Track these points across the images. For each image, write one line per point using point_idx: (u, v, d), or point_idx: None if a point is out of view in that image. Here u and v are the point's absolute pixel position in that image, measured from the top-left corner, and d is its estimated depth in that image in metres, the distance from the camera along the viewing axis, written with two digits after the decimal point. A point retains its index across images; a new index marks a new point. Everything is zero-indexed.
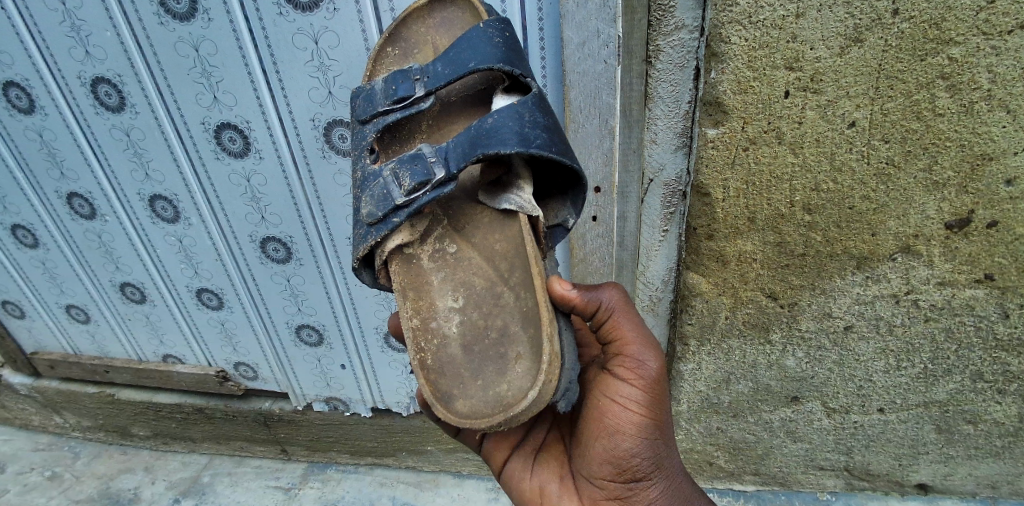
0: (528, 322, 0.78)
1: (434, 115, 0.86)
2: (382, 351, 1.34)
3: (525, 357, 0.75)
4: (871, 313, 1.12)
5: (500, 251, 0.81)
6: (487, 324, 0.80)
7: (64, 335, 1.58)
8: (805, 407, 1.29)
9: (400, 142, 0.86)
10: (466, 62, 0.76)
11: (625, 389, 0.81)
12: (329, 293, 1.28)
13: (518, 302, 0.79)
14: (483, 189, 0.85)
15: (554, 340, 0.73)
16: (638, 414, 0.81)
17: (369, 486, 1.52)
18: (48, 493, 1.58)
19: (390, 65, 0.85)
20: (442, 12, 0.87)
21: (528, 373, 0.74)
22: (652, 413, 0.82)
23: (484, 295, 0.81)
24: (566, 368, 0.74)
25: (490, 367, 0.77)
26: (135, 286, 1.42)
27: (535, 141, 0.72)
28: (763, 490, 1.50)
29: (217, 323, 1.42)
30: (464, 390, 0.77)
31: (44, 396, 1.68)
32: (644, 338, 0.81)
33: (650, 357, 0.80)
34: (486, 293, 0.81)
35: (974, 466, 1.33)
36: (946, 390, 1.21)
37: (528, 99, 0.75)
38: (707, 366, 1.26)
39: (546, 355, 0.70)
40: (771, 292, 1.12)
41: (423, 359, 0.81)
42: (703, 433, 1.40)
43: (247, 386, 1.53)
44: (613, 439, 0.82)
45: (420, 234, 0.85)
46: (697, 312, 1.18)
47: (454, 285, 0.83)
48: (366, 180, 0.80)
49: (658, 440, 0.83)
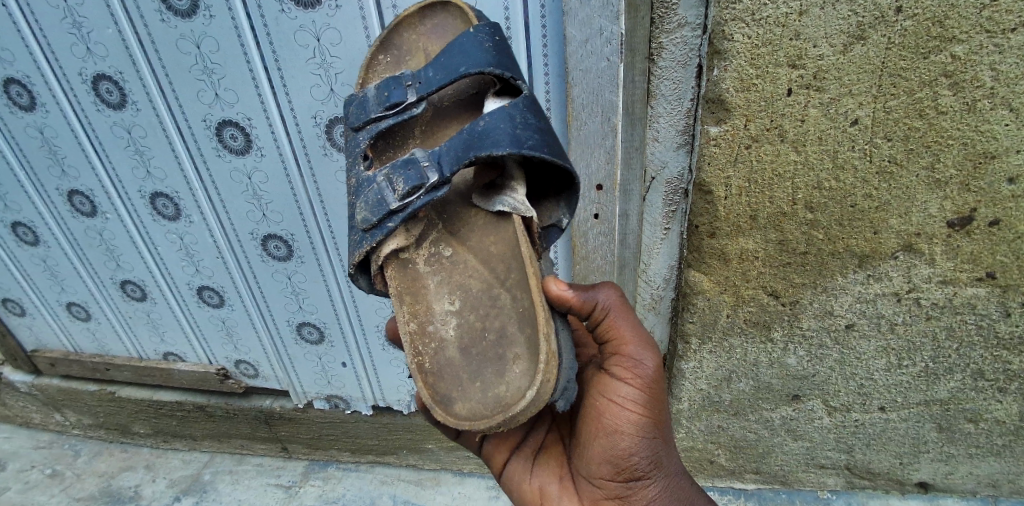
0: (525, 322, 0.77)
1: (427, 120, 0.86)
2: (383, 350, 1.34)
3: (524, 356, 0.74)
4: (872, 311, 1.12)
5: (497, 252, 0.80)
6: (485, 325, 0.79)
7: (65, 332, 1.58)
8: (806, 405, 1.29)
9: (394, 148, 0.86)
10: (456, 69, 0.75)
11: (625, 389, 0.81)
12: (330, 291, 1.27)
13: (515, 303, 0.78)
14: (478, 191, 0.84)
15: (551, 340, 0.72)
16: (637, 413, 0.81)
17: (371, 484, 1.52)
18: (49, 491, 1.58)
19: (382, 72, 0.86)
20: (434, 19, 0.86)
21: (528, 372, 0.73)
22: (651, 412, 0.82)
23: (481, 298, 0.81)
24: (565, 367, 0.74)
25: (489, 368, 0.77)
26: (136, 284, 1.41)
27: (528, 141, 0.71)
28: (764, 489, 1.50)
29: (218, 321, 1.41)
30: (464, 392, 0.77)
31: (45, 394, 1.68)
32: (642, 337, 0.81)
33: (650, 358, 0.80)
34: (484, 295, 0.81)
35: (975, 465, 1.33)
36: (947, 389, 1.21)
37: (520, 101, 0.74)
38: (709, 364, 1.26)
39: (544, 354, 0.69)
40: (772, 291, 1.12)
41: (422, 363, 0.82)
42: (704, 431, 1.40)
43: (248, 384, 1.53)
44: (612, 439, 0.82)
45: (415, 238, 0.86)
46: (698, 311, 1.17)
47: (451, 288, 0.83)
48: (361, 187, 0.80)
49: (657, 440, 0.83)
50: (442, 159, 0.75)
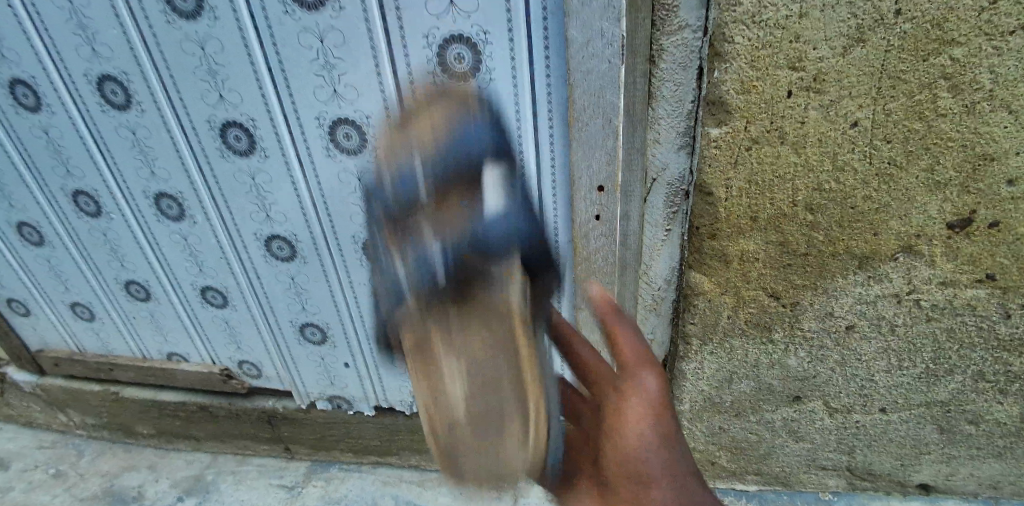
0: (523, 405, 0.83)
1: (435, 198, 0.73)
2: (386, 350, 1.34)
3: (517, 437, 0.84)
4: (873, 313, 1.12)
5: (495, 344, 0.78)
6: (483, 403, 0.83)
7: (69, 332, 1.58)
8: (808, 406, 1.29)
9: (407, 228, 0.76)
10: (472, 146, 0.70)
11: (632, 413, 0.67)
12: (333, 291, 1.28)
13: (517, 384, 0.81)
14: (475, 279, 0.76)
15: (543, 424, 0.83)
16: (650, 437, 0.65)
17: (372, 485, 1.53)
18: (53, 491, 1.59)
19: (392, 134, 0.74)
20: (437, 110, 0.67)
21: (522, 435, 0.83)
22: (665, 427, 0.66)
23: (482, 381, 0.81)
24: (553, 427, 0.86)
25: (491, 434, 0.85)
26: (140, 283, 1.42)
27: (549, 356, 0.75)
28: (766, 491, 1.49)
29: (222, 321, 1.42)
30: (469, 447, 0.87)
31: (49, 394, 1.69)
32: (642, 355, 0.69)
33: (647, 407, 0.67)
34: (484, 380, 0.81)
35: (977, 467, 1.33)
36: (948, 390, 1.22)
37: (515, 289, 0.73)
38: (710, 365, 1.26)
39: (536, 435, 0.84)
40: (772, 292, 1.12)
41: (430, 408, 0.88)
42: (706, 431, 1.40)
43: (251, 384, 1.53)
44: (633, 485, 0.64)
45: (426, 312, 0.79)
46: (699, 312, 1.18)
47: (457, 371, 0.81)
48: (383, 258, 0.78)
49: (687, 476, 0.63)
50: (447, 257, 0.71)
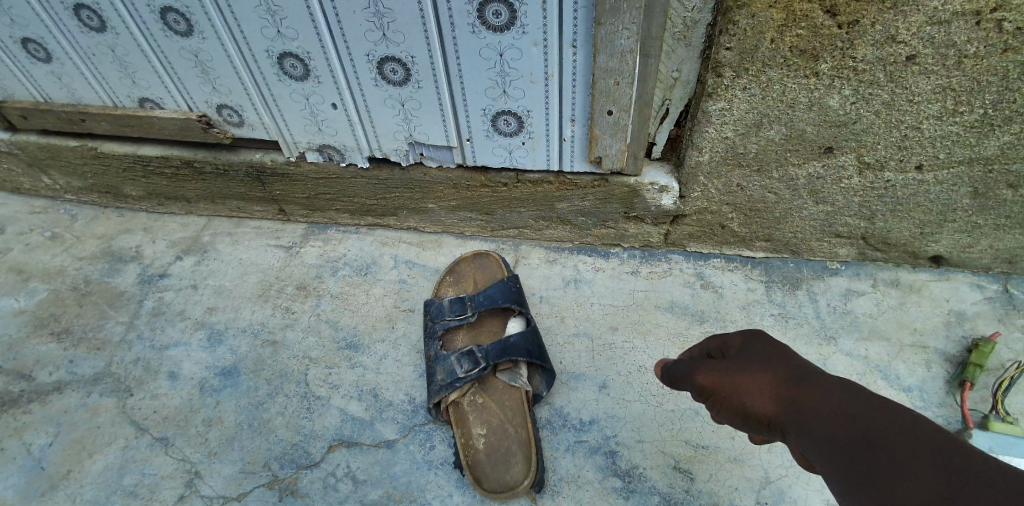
0: (506, 393, 1.23)
1: (486, 451, 1.15)
2: (376, 88, 1.20)
3: (518, 413, 1.19)
4: (943, 38, 0.93)
5: (503, 411, 1.20)
6: (492, 423, 1.19)
7: (29, 77, 1.42)
8: (838, 161, 1.18)
9: (496, 445, 1.16)
10: (502, 449, 1.15)
11: None
12: (310, 7, 1.07)
13: (513, 429, 1.17)
14: (489, 434, 1.17)
15: (518, 424, 1.18)
16: None
17: (371, 245, 1.59)
18: (52, 251, 1.62)
19: (482, 463, 1.13)
20: (491, 471, 1.12)
21: (515, 402, 1.21)
22: None
23: (499, 442, 1.16)
24: (511, 390, 1.23)
25: (501, 447, 1.15)
26: (91, 9, 1.20)
27: (501, 445, 1.16)
28: (773, 258, 1.45)
29: (191, 55, 1.24)
30: (482, 399, 1.23)
31: (27, 153, 1.62)
32: None
33: None
34: (501, 436, 1.17)
35: (999, 237, 1.29)
36: (997, 145, 1.10)
37: (492, 434, 1.17)
38: (740, 106, 1.10)
39: (522, 429, 1.17)
40: (831, 5, 0.91)
41: (472, 397, 1.23)
42: (722, 190, 1.29)
43: (234, 134, 1.43)
44: None
45: (468, 423, 1.19)
46: (739, 33, 0.97)
47: (484, 424, 1.19)
48: (438, 388, 1.19)
49: None
50: (484, 441, 1.16)
